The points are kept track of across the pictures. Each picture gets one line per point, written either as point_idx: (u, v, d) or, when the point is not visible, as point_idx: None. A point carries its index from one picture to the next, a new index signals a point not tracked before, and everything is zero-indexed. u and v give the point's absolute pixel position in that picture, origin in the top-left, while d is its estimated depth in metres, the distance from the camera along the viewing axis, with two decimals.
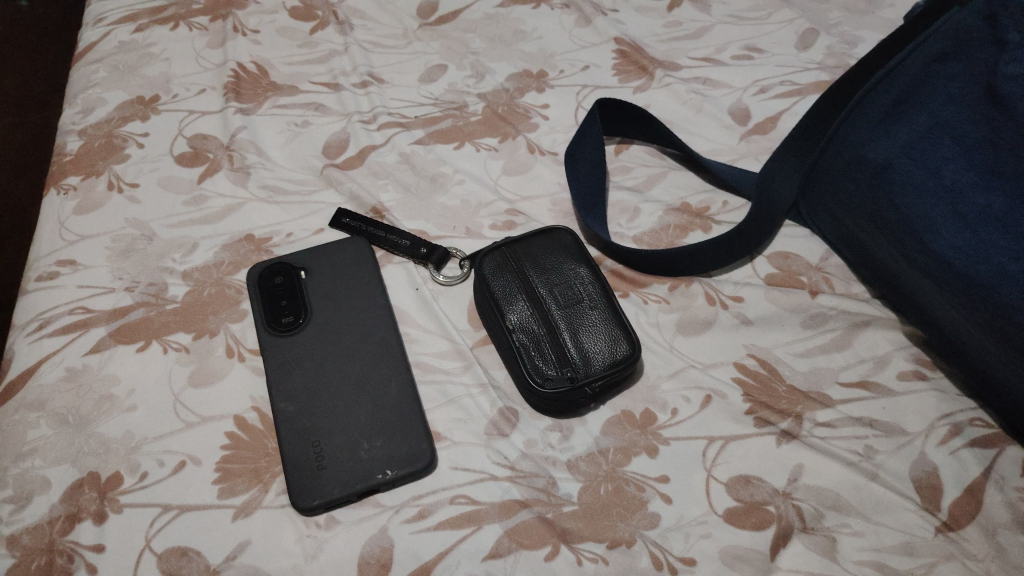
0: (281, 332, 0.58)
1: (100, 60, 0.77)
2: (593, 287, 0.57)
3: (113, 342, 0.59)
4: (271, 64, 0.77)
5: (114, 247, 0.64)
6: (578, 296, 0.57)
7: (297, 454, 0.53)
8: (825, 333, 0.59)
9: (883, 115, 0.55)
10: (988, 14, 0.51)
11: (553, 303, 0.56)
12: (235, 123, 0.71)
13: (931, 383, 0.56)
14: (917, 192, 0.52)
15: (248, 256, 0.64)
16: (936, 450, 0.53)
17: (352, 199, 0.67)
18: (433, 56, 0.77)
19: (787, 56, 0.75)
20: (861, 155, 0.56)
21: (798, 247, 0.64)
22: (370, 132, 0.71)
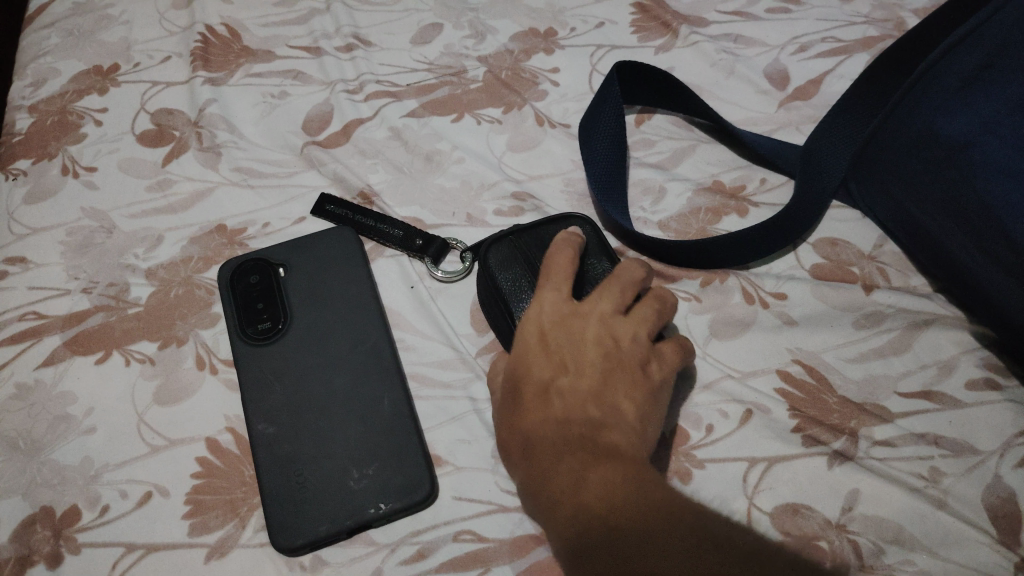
0: (258, 341, 0.51)
1: (52, 24, 0.68)
2: None
3: (68, 353, 0.52)
4: (243, 26, 0.68)
5: (69, 241, 0.57)
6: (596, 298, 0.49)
7: (277, 486, 0.46)
8: (882, 334, 0.51)
9: (964, 82, 0.46)
10: None
11: None
12: (203, 96, 0.63)
13: (1005, 394, 0.49)
14: (1001, 176, 0.43)
15: (220, 250, 0.56)
16: (1013, 473, 0.46)
17: (337, 182, 0.59)
18: (427, 14, 0.68)
19: (830, 8, 0.66)
20: (933, 130, 0.47)
21: (847, 233, 0.56)
22: (356, 104, 0.63)
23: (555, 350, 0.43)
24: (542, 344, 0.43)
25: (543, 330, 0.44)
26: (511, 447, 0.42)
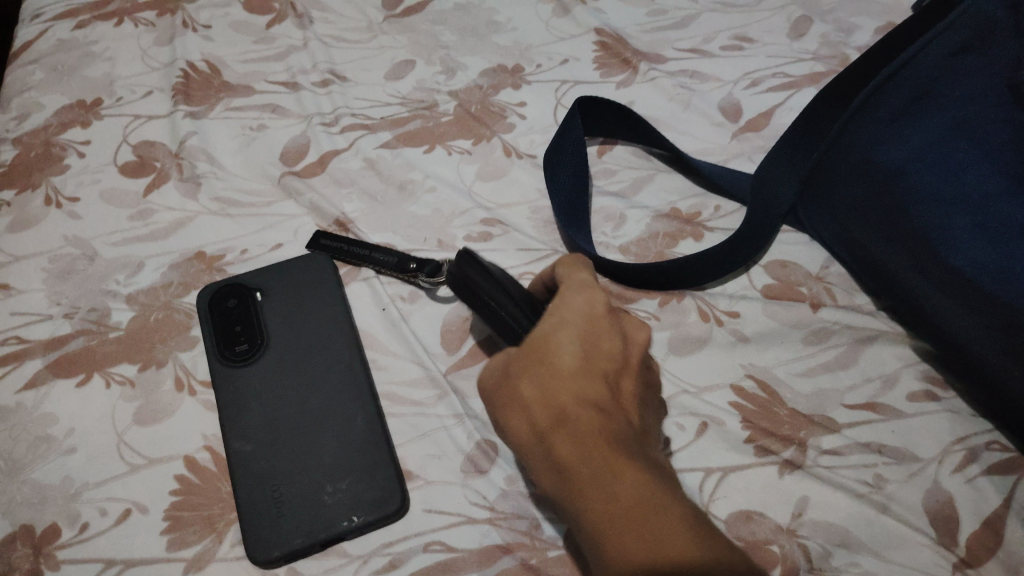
0: (235, 362, 0.53)
1: (37, 60, 0.71)
2: None
3: (50, 376, 0.54)
4: (223, 62, 0.71)
5: (52, 268, 0.59)
6: None
7: (254, 501, 0.48)
8: (829, 349, 0.54)
9: (894, 115, 0.50)
10: (1011, 4, 0.46)
11: None
12: (184, 129, 0.66)
13: (944, 404, 0.52)
14: (931, 202, 0.47)
15: (199, 276, 0.58)
16: (951, 479, 0.49)
17: (313, 211, 0.62)
18: (400, 51, 0.71)
19: (780, 45, 0.70)
20: (869, 160, 0.51)
21: (797, 255, 0.59)
22: (332, 136, 0.66)
23: (600, 339, 0.43)
24: (589, 326, 0.43)
25: (595, 330, 0.43)
26: (550, 434, 0.40)
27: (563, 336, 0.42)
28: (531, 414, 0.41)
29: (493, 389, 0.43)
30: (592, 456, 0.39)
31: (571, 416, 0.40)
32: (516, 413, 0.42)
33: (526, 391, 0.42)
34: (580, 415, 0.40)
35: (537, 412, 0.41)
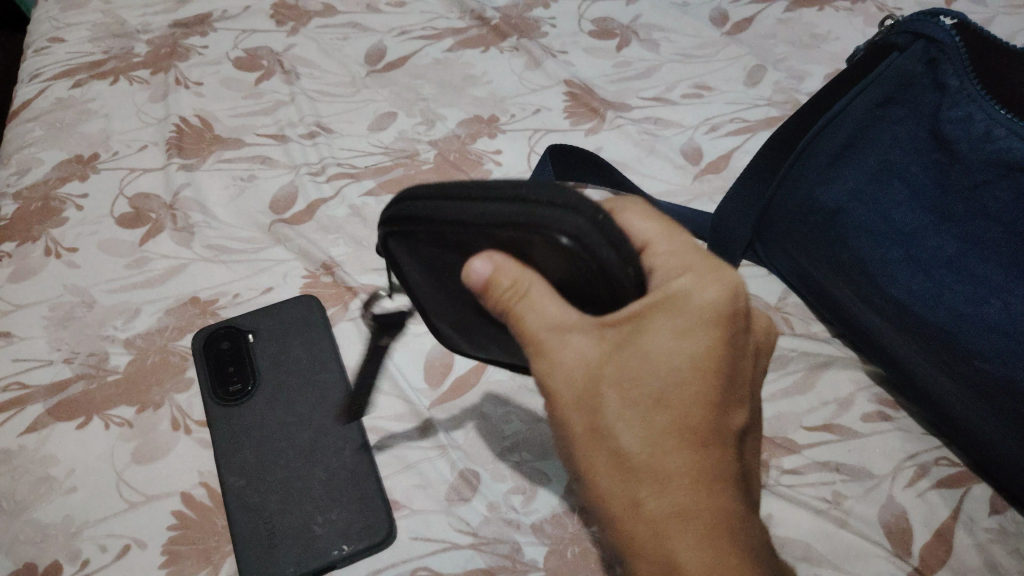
0: (229, 401, 0.56)
1: (36, 118, 0.74)
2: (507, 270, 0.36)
3: (51, 419, 0.56)
4: (214, 117, 0.75)
5: (52, 316, 0.61)
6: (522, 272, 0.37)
7: (248, 531, 0.51)
8: (788, 376, 0.58)
9: (832, 159, 0.54)
10: (928, 58, 0.50)
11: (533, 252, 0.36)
12: (178, 181, 0.69)
13: (895, 424, 0.56)
14: (871, 238, 0.51)
15: (193, 320, 0.61)
16: (904, 493, 0.52)
17: (301, 256, 0.65)
18: (382, 104, 0.76)
19: (737, 93, 0.75)
20: (814, 199, 0.55)
21: (756, 288, 0.63)
22: (318, 185, 0.70)
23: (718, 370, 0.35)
24: (704, 353, 0.34)
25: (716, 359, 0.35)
26: (650, 499, 0.34)
27: (675, 362, 0.34)
28: (621, 461, 0.35)
29: (575, 412, 0.36)
30: (704, 547, 0.33)
31: (680, 489, 0.34)
32: (601, 455, 0.35)
33: (621, 433, 0.35)
34: (682, 477, 0.34)
35: (631, 464, 0.34)
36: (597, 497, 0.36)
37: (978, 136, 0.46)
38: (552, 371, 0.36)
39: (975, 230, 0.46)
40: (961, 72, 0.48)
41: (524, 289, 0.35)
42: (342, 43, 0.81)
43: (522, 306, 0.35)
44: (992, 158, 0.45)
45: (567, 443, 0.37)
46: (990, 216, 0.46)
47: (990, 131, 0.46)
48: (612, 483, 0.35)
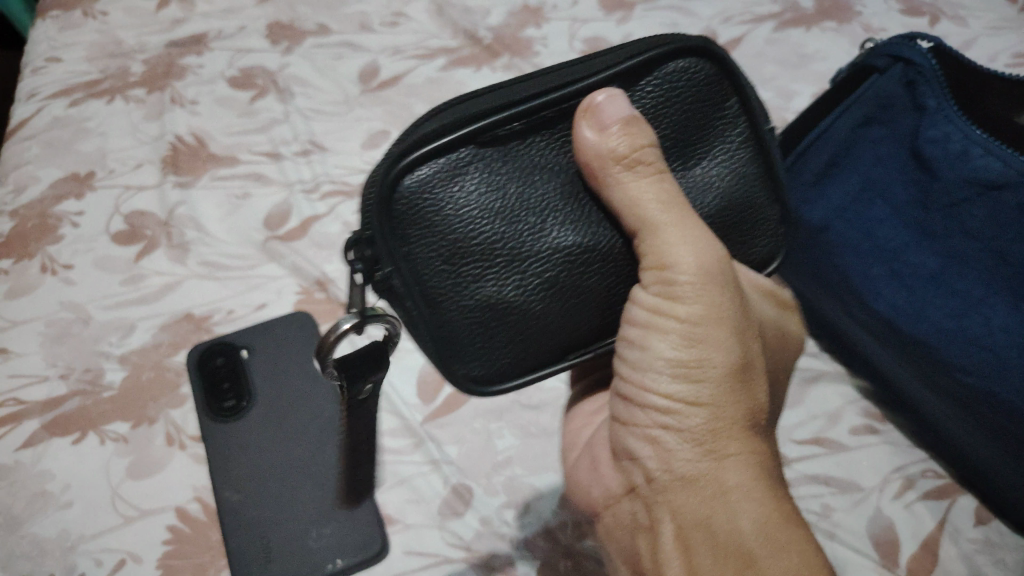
0: (224, 418, 0.57)
1: (32, 136, 0.74)
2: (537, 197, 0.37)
3: (46, 435, 0.56)
4: (209, 135, 0.75)
5: (48, 332, 0.62)
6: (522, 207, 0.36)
7: (243, 546, 0.52)
8: None
9: (815, 178, 0.55)
10: (907, 80, 0.50)
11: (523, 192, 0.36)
12: (173, 199, 0.70)
13: (883, 436, 0.56)
14: (855, 254, 0.53)
15: (188, 336, 0.62)
16: (891, 504, 0.53)
17: (295, 272, 0.66)
18: (376, 122, 0.76)
19: None
20: (797, 217, 0.56)
21: None
22: (313, 203, 0.70)
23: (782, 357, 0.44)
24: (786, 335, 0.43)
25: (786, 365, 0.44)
26: (763, 446, 0.37)
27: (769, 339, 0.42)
28: (751, 409, 0.37)
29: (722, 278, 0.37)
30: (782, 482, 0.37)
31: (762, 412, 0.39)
32: (739, 389, 0.37)
33: (760, 386, 0.37)
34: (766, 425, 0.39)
35: (759, 413, 0.37)
36: (714, 426, 0.36)
37: (957, 157, 0.47)
38: (720, 292, 0.36)
39: (957, 248, 0.48)
40: (939, 94, 0.49)
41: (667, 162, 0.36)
42: (336, 63, 0.81)
43: (671, 200, 0.36)
44: (972, 178, 0.47)
45: (693, 360, 0.36)
46: (970, 234, 0.47)
47: (967, 151, 0.47)
48: (741, 423, 0.36)
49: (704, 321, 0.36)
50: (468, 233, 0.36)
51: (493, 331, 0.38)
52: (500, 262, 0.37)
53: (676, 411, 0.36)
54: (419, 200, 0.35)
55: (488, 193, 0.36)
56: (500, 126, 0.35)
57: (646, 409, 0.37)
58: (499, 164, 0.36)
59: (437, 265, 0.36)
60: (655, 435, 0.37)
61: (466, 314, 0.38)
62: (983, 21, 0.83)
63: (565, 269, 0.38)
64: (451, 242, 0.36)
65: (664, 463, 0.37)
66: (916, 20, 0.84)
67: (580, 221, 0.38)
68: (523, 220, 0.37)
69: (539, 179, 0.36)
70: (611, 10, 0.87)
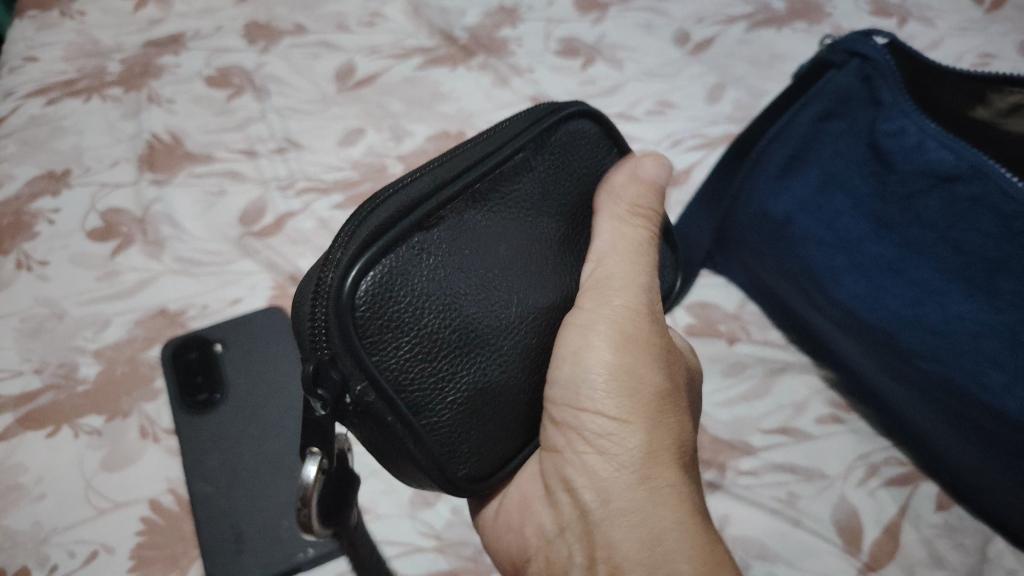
0: (196, 411, 0.58)
1: (9, 135, 0.74)
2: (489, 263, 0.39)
3: (21, 429, 0.57)
4: (186, 133, 0.75)
5: (23, 327, 0.62)
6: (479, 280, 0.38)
7: (215, 537, 0.52)
8: (745, 380, 0.59)
9: (779, 172, 0.57)
10: (863, 75, 0.53)
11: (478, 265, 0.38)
12: (149, 196, 0.70)
13: (847, 426, 0.58)
14: (817, 245, 0.54)
15: (163, 331, 0.62)
16: (855, 491, 0.54)
17: (269, 268, 0.67)
18: (351, 120, 0.77)
19: (697, 110, 0.78)
20: (763, 210, 0.58)
21: (714, 296, 0.64)
22: (288, 199, 0.71)
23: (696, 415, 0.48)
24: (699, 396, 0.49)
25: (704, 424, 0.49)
26: (693, 480, 0.41)
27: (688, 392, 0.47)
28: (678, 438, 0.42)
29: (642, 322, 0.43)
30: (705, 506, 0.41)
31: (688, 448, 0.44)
32: (667, 420, 0.42)
33: (684, 423, 0.43)
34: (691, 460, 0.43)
35: (686, 449, 0.42)
36: (649, 454, 0.41)
37: (911, 148, 0.50)
38: (641, 330, 0.43)
39: (914, 238, 0.50)
40: (894, 88, 0.51)
41: (644, 225, 0.46)
42: (312, 62, 0.82)
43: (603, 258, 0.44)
44: (927, 170, 0.49)
45: (627, 383, 0.42)
46: (925, 223, 0.49)
47: (922, 144, 0.49)
48: (671, 452, 0.41)
49: (634, 351, 0.43)
50: (437, 322, 0.37)
51: (477, 419, 0.38)
52: (471, 347, 0.38)
53: (613, 433, 0.41)
54: (384, 300, 0.35)
55: (443, 277, 0.37)
56: (439, 207, 0.37)
57: (585, 434, 0.41)
58: (446, 249, 0.37)
59: (414, 363, 0.36)
60: (591, 462, 0.41)
61: (451, 407, 0.37)
62: (950, 22, 0.85)
63: (524, 332, 0.40)
64: (424, 334, 0.36)
65: (602, 491, 0.40)
66: (884, 21, 0.86)
67: (526, 284, 0.40)
68: (483, 296, 0.38)
69: (484, 251, 0.39)
70: (586, 10, 0.88)
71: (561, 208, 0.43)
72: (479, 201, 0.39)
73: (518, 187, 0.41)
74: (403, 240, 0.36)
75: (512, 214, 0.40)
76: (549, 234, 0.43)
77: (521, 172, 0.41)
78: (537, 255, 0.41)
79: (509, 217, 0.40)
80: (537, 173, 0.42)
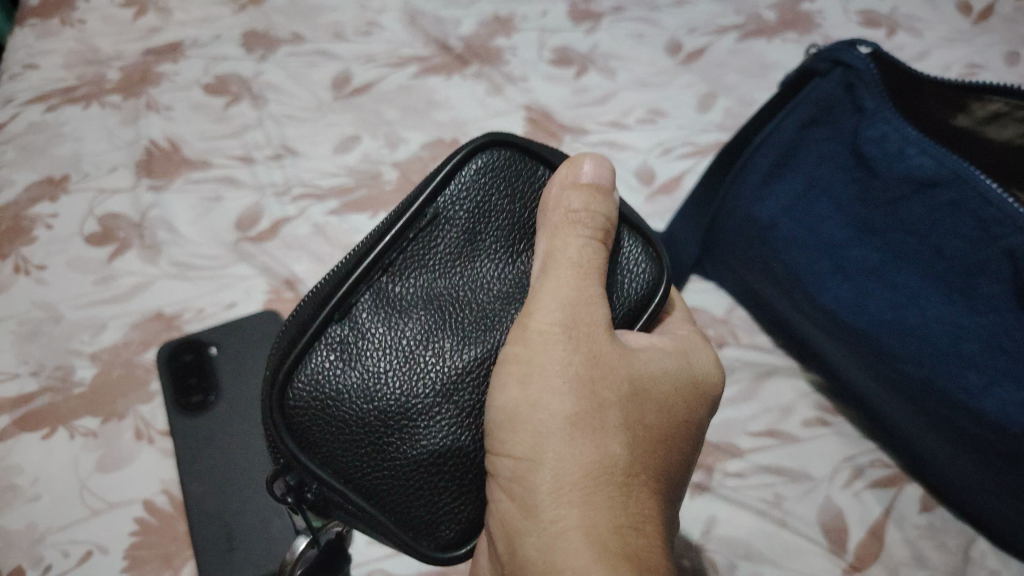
0: (190, 412, 0.59)
1: (8, 141, 0.75)
2: (412, 337, 0.39)
3: (17, 430, 0.57)
4: (183, 140, 0.76)
5: (20, 330, 0.63)
6: (404, 358, 0.39)
7: (209, 537, 0.53)
8: (734, 383, 0.60)
9: (764, 178, 0.57)
10: (846, 83, 0.54)
11: (402, 342, 0.39)
12: (146, 201, 0.71)
13: (833, 428, 0.58)
14: (801, 250, 0.55)
15: (158, 334, 0.63)
16: (840, 492, 0.55)
17: (264, 272, 0.68)
18: (347, 128, 0.78)
19: (688, 119, 0.79)
20: (749, 215, 0.58)
21: (703, 301, 0.65)
22: (283, 205, 0.72)
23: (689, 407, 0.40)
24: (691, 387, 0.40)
25: (696, 429, 0.41)
26: (620, 510, 0.34)
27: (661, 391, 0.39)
28: (602, 469, 0.35)
29: (553, 338, 0.36)
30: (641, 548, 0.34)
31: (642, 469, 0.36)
32: (585, 444, 0.35)
33: (612, 439, 0.36)
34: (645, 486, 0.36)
35: (616, 477, 0.35)
36: (559, 498, 0.34)
37: (893, 155, 0.51)
38: (552, 350, 0.36)
39: (896, 242, 0.51)
40: (876, 95, 0.52)
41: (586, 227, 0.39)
42: (309, 70, 0.83)
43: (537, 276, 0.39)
44: (908, 176, 0.50)
45: (531, 416, 0.36)
46: (906, 228, 0.51)
47: (903, 150, 0.51)
48: (582, 484, 0.34)
49: (539, 372, 0.36)
50: (366, 406, 0.38)
51: (436, 483, 0.39)
52: (407, 423, 0.38)
53: (521, 475, 0.35)
54: (309, 399, 0.38)
55: (362, 363, 0.38)
56: (340, 303, 0.38)
57: (500, 480, 0.36)
58: (363, 335, 0.38)
59: (351, 450, 0.38)
60: (505, 509, 0.36)
61: (400, 482, 0.38)
62: (938, 33, 0.86)
63: (471, 390, 0.39)
64: (353, 420, 0.38)
65: (511, 543, 0.35)
66: (873, 32, 0.87)
67: (466, 340, 0.40)
68: (414, 372, 0.39)
69: (408, 323, 0.39)
70: (579, 20, 0.89)
71: (500, 241, 0.41)
72: (396, 274, 0.39)
73: (436, 245, 0.40)
74: (317, 338, 0.38)
75: (437, 275, 0.40)
76: (490, 276, 0.41)
77: (435, 227, 0.40)
78: (479, 307, 0.40)
79: (429, 284, 0.40)
80: (454, 221, 0.40)
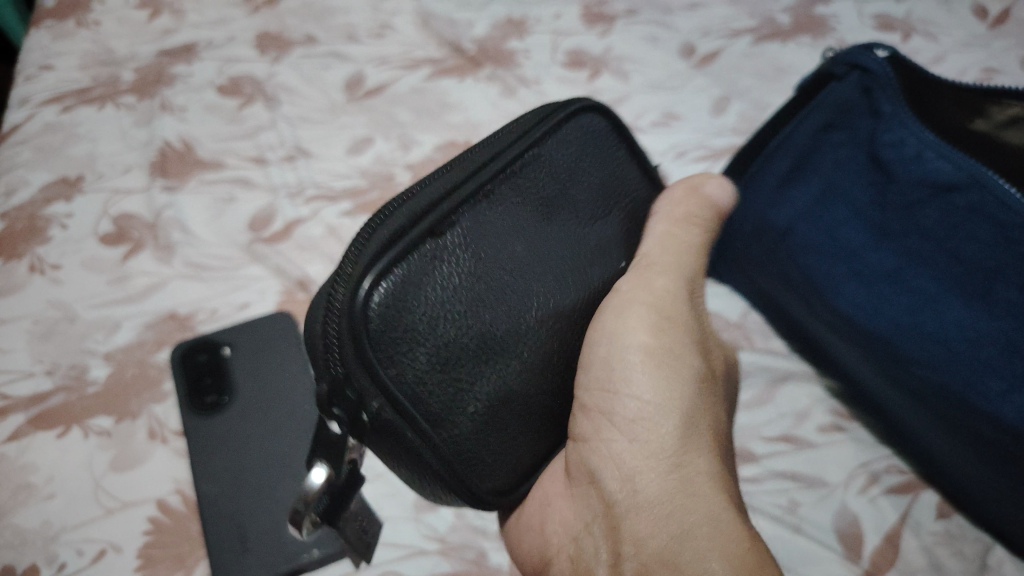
0: (204, 413, 0.59)
1: (24, 142, 0.75)
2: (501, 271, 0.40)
3: (31, 429, 0.57)
4: (197, 141, 0.77)
5: (35, 329, 0.63)
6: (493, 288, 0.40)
7: (222, 538, 0.53)
8: (748, 389, 0.60)
9: (781, 183, 0.58)
10: (863, 86, 0.54)
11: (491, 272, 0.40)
12: (160, 202, 0.71)
13: (848, 434, 0.58)
14: (818, 255, 0.56)
15: (173, 334, 0.63)
16: (856, 499, 0.54)
17: (278, 273, 0.68)
18: (360, 130, 0.78)
19: (702, 122, 0.79)
20: (765, 220, 0.59)
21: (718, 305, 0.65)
22: (296, 207, 0.72)
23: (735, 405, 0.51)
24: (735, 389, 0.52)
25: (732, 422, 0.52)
26: (726, 466, 0.44)
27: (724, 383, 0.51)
28: (710, 425, 0.45)
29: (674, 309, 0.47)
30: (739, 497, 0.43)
31: (726, 438, 0.47)
32: (684, 395, 0.45)
33: (716, 411, 0.46)
34: (728, 448, 0.46)
35: (719, 435, 0.45)
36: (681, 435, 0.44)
37: (910, 159, 0.51)
38: (678, 319, 0.48)
39: (914, 246, 0.51)
40: (893, 99, 0.52)
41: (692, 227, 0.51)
42: (322, 72, 0.83)
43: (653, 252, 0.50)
44: (924, 180, 0.50)
45: (660, 368, 0.45)
46: (923, 233, 0.50)
47: (921, 155, 0.50)
48: (702, 438, 0.44)
49: (668, 333, 0.47)
50: (455, 330, 0.38)
51: (499, 429, 0.41)
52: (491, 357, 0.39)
53: (642, 419, 0.44)
54: (397, 308, 0.36)
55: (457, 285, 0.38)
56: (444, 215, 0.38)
57: (619, 421, 0.44)
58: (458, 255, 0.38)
59: (432, 375, 0.38)
60: (622, 450, 0.44)
61: (474, 419, 0.39)
62: (954, 38, 0.85)
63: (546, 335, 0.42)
64: (445, 345, 0.38)
65: (628, 480, 0.43)
66: (888, 36, 0.86)
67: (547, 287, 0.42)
68: (501, 307, 0.40)
69: (501, 253, 0.40)
70: (592, 23, 0.89)
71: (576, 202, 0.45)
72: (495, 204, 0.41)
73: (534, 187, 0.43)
74: (413, 249, 0.37)
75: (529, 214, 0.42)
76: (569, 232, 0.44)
77: (536, 169, 0.43)
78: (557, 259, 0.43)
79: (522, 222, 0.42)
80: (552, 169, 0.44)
